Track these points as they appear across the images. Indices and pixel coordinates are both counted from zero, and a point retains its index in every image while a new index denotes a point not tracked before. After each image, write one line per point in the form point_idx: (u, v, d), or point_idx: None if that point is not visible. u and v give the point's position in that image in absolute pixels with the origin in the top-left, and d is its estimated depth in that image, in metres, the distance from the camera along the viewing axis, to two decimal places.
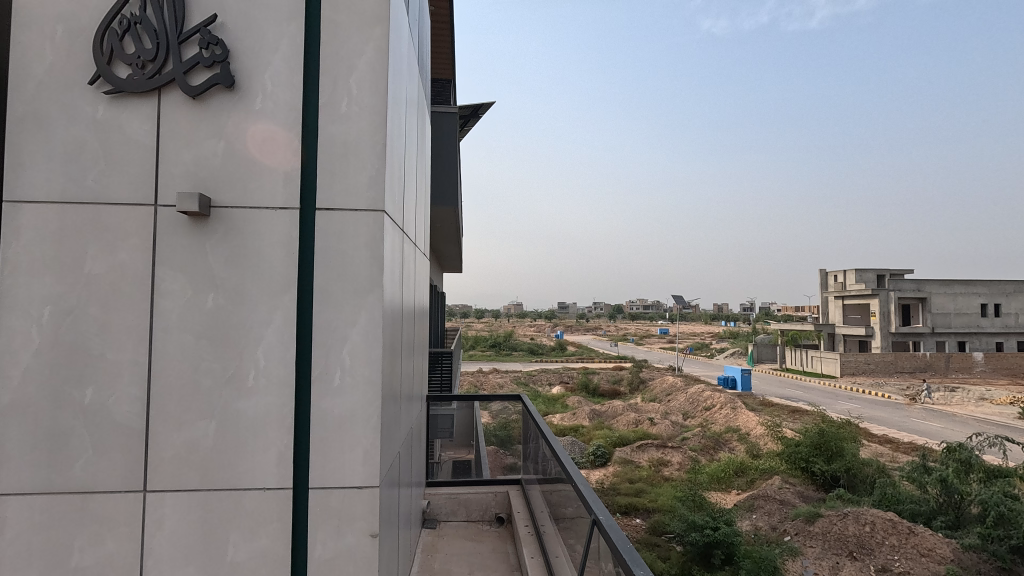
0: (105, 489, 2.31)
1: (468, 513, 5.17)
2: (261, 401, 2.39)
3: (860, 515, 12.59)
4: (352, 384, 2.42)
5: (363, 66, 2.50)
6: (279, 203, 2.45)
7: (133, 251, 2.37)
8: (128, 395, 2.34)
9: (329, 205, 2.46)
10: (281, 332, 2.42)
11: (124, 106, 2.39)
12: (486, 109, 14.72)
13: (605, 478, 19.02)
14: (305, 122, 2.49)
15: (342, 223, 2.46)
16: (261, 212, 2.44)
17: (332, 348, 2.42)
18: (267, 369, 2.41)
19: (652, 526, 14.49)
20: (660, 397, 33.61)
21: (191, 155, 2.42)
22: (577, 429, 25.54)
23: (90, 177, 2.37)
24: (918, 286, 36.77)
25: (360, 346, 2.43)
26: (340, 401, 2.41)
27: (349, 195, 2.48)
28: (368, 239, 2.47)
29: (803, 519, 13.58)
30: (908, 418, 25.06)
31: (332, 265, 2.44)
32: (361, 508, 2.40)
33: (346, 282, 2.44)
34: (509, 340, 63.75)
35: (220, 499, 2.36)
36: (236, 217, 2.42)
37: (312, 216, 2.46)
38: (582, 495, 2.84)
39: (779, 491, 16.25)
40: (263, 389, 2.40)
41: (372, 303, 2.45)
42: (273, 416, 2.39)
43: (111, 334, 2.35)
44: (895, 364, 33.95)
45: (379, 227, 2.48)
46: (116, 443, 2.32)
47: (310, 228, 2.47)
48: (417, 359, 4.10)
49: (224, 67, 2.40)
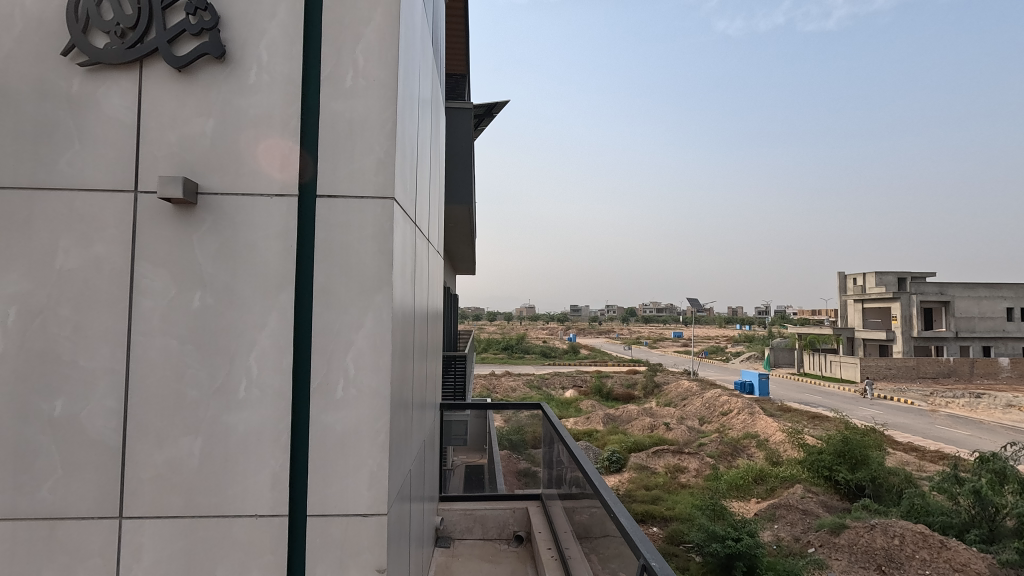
0: (75, 515, 2.03)
1: (484, 531, 4.88)
2: (253, 415, 2.09)
3: (888, 527, 12.10)
4: (357, 396, 2.12)
5: (370, 34, 2.20)
6: (275, 190, 2.16)
7: (110, 244, 2.09)
8: (103, 407, 2.06)
9: (330, 192, 2.16)
10: (277, 335, 2.12)
11: (99, 81, 2.12)
12: (501, 108, 14.46)
13: (620, 484, 18.61)
14: (305, 98, 2.19)
15: (347, 213, 2.16)
16: (254, 199, 2.15)
17: (334, 355, 2.12)
18: (260, 379, 2.11)
19: (669, 535, 14.09)
20: (676, 401, 33.02)
21: (175, 135, 2.13)
22: (591, 434, 25.10)
23: (63, 160, 2.10)
24: (941, 290, 35.90)
25: (367, 353, 2.13)
26: (342, 416, 2.11)
27: (354, 181, 2.17)
28: (375, 231, 2.16)
29: (828, 530, 13.14)
30: (932, 425, 24.28)
31: (334, 260, 2.14)
32: (367, 539, 2.09)
33: (351, 280, 2.14)
34: (522, 343, 63.37)
35: (207, 528, 2.07)
36: (229, 205, 2.14)
37: (312, 205, 2.17)
38: (625, 529, 2.51)
39: (801, 500, 15.75)
40: (255, 402, 2.10)
41: (380, 303, 2.15)
42: (267, 431, 2.09)
43: (85, 337, 2.07)
44: (917, 370, 33.08)
45: (388, 217, 2.18)
46: (89, 462, 2.04)
47: (309, 219, 2.17)
48: (431, 364, 3.78)
49: (213, 35, 2.11)
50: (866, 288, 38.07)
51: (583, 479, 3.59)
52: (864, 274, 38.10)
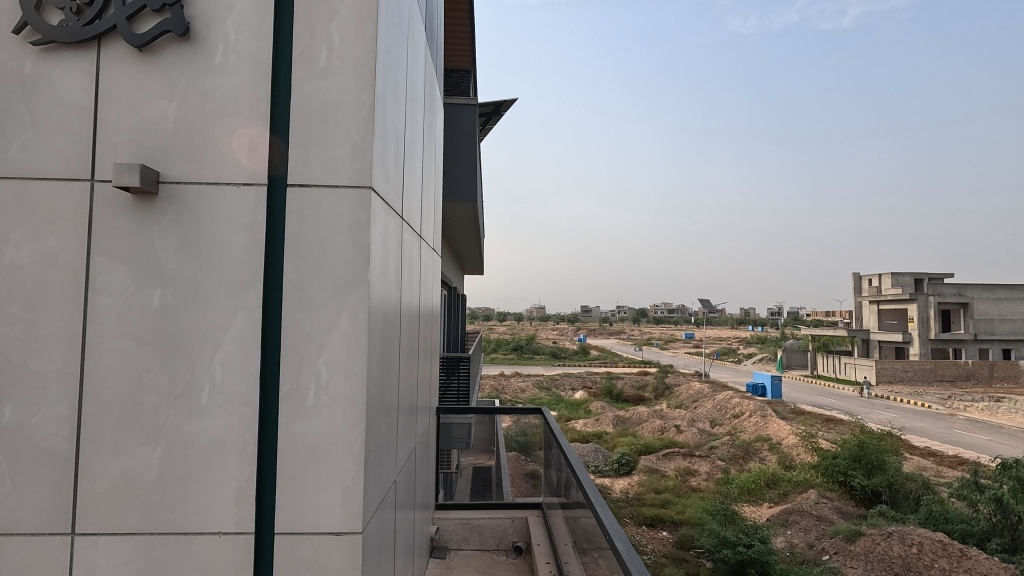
0: (23, 531, 1.87)
1: (482, 541, 4.73)
2: (217, 423, 1.93)
3: (905, 534, 11.70)
4: (329, 403, 1.94)
5: (346, 10, 2.03)
6: (242, 178, 1.99)
7: (64, 238, 1.94)
8: (55, 414, 1.90)
9: (302, 181, 1.99)
10: (243, 336, 1.95)
11: (54, 61, 1.96)
12: (508, 106, 14.23)
13: (629, 487, 18.31)
14: (275, 79, 2.02)
15: (319, 203, 1.99)
16: (219, 189, 1.98)
17: (305, 359, 1.95)
18: (225, 384, 1.94)
19: (679, 540, 13.78)
20: (686, 403, 32.65)
21: (135, 119, 1.97)
22: (600, 436, 24.82)
23: (15, 147, 1.95)
24: (960, 291, 35.17)
25: (341, 357, 1.95)
26: (313, 425, 1.93)
27: (327, 170, 2.00)
28: (351, 223, 1.99)
29: (842, 537, 12.79)
30: (950, 430, 23.69)
31: (305, 255, 1.97)
32: (338, 561, 1.91)
33: (324, 278, 1.97)
34: (531, 343, 63.17)
35: (164, 545, 1.90)
36: (193, 196, 1.97)
37: (282, 195, 2.00)
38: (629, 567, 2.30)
39: (815, 506, 15.38)
40: (219, 409, 1.93)
41: (355, 301, 1.97)
42: (230, 440, 1.92)
43: (36, 338, 1.91)
44: (934, 373, 32.39)
45: (365, 208, 2.00)
46: (40, 472, 1.89)
47: (279, 210, 2.01)
48: (424, 365, 3.60)
49: (175, 11, 1.95)
50: (882, 289, 37.38)
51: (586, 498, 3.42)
52: (880, 275, 37.36)
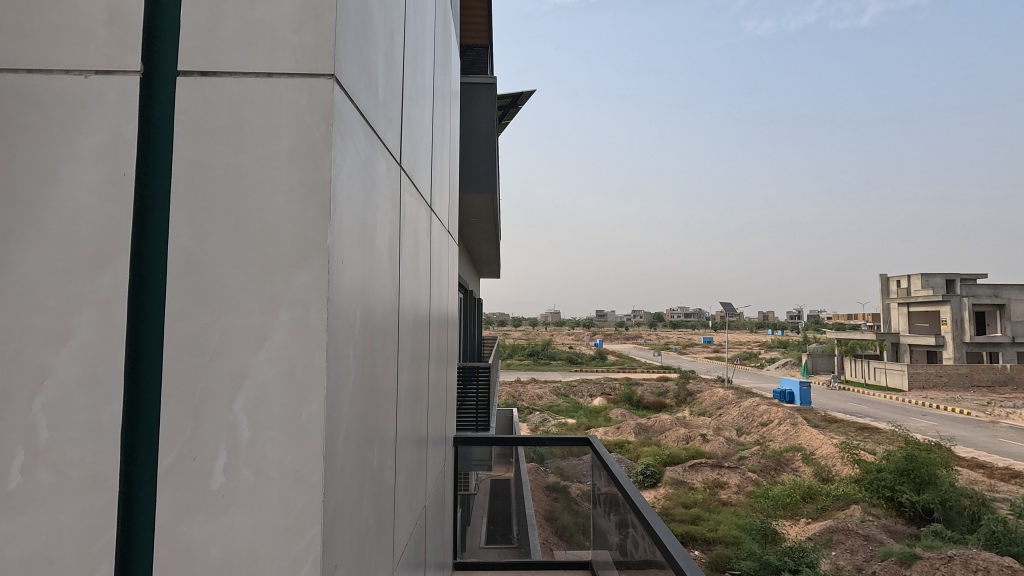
0: None
1: None
2: (42, 521, 1.00)
3: (969, 558, 10.31)
4: (259, 482, 1.01)
5: None
6: (100, 67, 1.07)
7: None
8: None
9: (207, 68, 1.07)
10: (84, 359, 1.02)
11: None
12: (527, 98, 13.37)
13: (655, 502, 17.11)
14: None
15: (238, 102, 1.06)
16: (51, 81, 1.07)
17: (210, 398, 1.02)
18: (57, 445, 1.01)
19: (713, 560, 12.52)
20: (710, 410, 31.31)
21: None
22: (622, 446, 23.59)
23: None
24: (994, 292, 33.58)
25: (277, 393, 1.02)
26: (223, 524, 1.01)
27: (254, 44, 1.08)
28: (296, 144, 1.06)
29: (895, 560, 11.40)
30: (995, 439, 22.17)
31: (213, 201, 1.05)
32: None
33: (245, 249, 1.04)
34: (547, 348, 61.72)
35: None
36: (25, 92, 1.07)
37: (170, 91, 1.07)
38: None
39: (862, 524, 14.07)
40: (43, 496, 1.01)
41: (303, 288, 1.04)
42: (64, 552, 1.00)
43: None
44: (970, 378, 30.73)
45: (318, 112, 1.07)
46: None
47: (164, 120, 1.07)
48: (435, 380, 2.64)
49: None
50: (912, 291, 35.79)
51: (637, 520, 2.76)
52: (909, 275, 35.65)
